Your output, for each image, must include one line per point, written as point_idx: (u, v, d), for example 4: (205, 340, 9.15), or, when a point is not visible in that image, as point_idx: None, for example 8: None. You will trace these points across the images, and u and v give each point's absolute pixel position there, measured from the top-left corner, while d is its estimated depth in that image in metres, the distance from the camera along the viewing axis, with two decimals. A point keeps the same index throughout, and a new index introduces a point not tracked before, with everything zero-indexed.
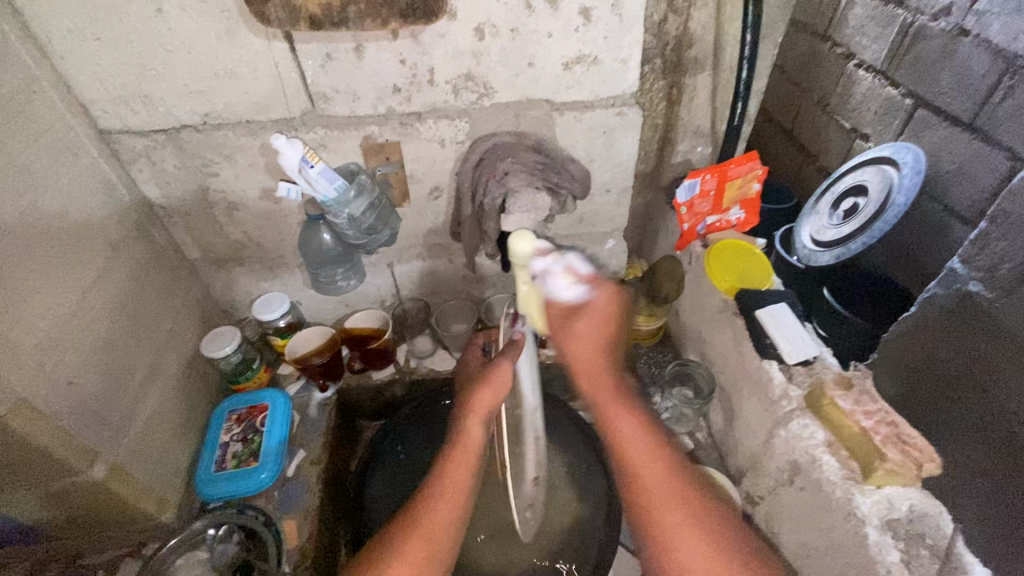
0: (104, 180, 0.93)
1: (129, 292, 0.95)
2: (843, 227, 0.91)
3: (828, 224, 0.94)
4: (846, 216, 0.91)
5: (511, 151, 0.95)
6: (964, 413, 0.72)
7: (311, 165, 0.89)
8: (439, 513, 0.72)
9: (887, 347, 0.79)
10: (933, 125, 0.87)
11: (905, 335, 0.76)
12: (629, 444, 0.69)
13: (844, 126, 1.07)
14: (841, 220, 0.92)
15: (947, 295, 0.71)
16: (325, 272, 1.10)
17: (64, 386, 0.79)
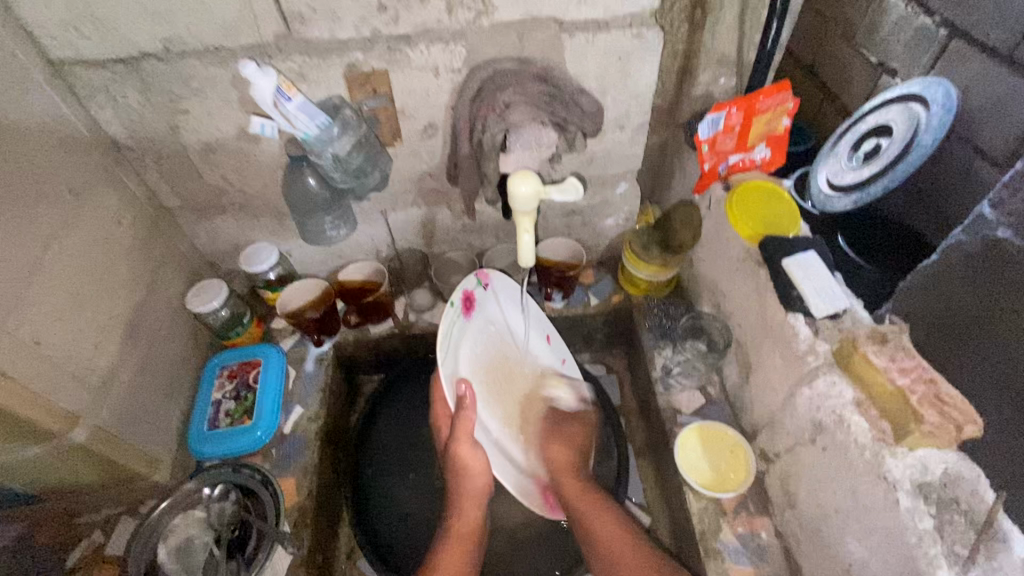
0: (59, 118, 0.83)
1: (100, 244, 0.88)
2: (862, 171, 0.86)
3: (848, 167, 0.88)
4: (869, 158, 0.85)
5: (515, 79, 0.84)
6: (973, 343, 0.72)
7: (289, 98, 0.80)
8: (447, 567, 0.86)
9: (905, 294, 0.77)
10: (972, 57, 0.87)
11: (923, 282, 0.75)
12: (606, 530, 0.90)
13: (870, 61, 1.06)
14: (863, 161, 0.86)
15: (971, 243, 0.70)
16: (314, 221, 1.01)
17: (29, 347, 0.73)
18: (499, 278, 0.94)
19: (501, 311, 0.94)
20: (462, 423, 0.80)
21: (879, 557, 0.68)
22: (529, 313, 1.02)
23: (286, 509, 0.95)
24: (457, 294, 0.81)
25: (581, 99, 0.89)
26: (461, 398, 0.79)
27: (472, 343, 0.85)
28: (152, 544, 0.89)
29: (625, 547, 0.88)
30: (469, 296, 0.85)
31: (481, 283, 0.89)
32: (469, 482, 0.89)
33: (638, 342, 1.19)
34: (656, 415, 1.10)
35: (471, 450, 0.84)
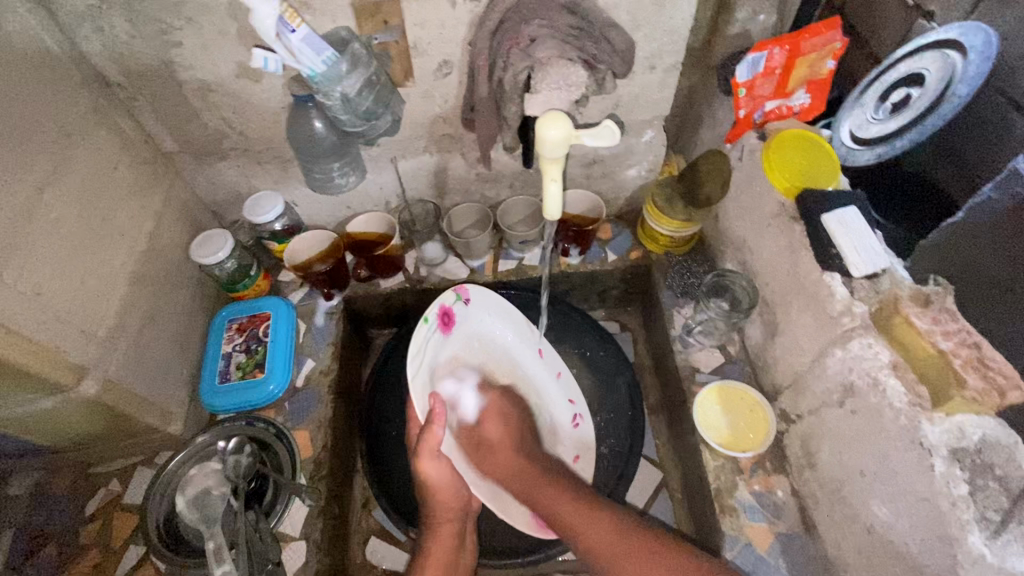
0: (41, 50, 0.76)
1: (96, 190, 0.83)
2: (889, 122, 0.83)
3: (873, 119, 0.85)
4: (895, 109, 0.82)
5: (540, 9, 0.76)
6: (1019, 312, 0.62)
7: (292, 29, 0.71)
8: (434, 552, 0.82)
9: (928, 253, 0.73)
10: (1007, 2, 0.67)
11: (949, 238, 0.70)
12: (591, 532, 0.71)
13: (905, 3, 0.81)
14: (889, 113, 0.83)
15: (1001, 200, 0.63)
16: (320, 167, 0.96)
17: (30, 298, 0.69)
18: (483, 292, 0.92)
19: (483, 323, 0.93)
20: (429, 439, 0.77)
21: (905, 519, 0.68)
22: (517, 323, 0.98)
23: (300, 462, 0.95)
24: (433, 309, 0.81)
25: (611, 34, 0.81)
26: (432, 411, 0.77)
27: (454, 353, 0.87)
28: (171, 493, 0.91)
29: (616, 539, 0.70)
30: (447, 311, 0.85)
31: (460, 297, 0.89)
32: (443, 502, 0.82)
33: (656, 300, 1.16)
34: (672, 373, 1.08)
35: (438, 466, 0.79)
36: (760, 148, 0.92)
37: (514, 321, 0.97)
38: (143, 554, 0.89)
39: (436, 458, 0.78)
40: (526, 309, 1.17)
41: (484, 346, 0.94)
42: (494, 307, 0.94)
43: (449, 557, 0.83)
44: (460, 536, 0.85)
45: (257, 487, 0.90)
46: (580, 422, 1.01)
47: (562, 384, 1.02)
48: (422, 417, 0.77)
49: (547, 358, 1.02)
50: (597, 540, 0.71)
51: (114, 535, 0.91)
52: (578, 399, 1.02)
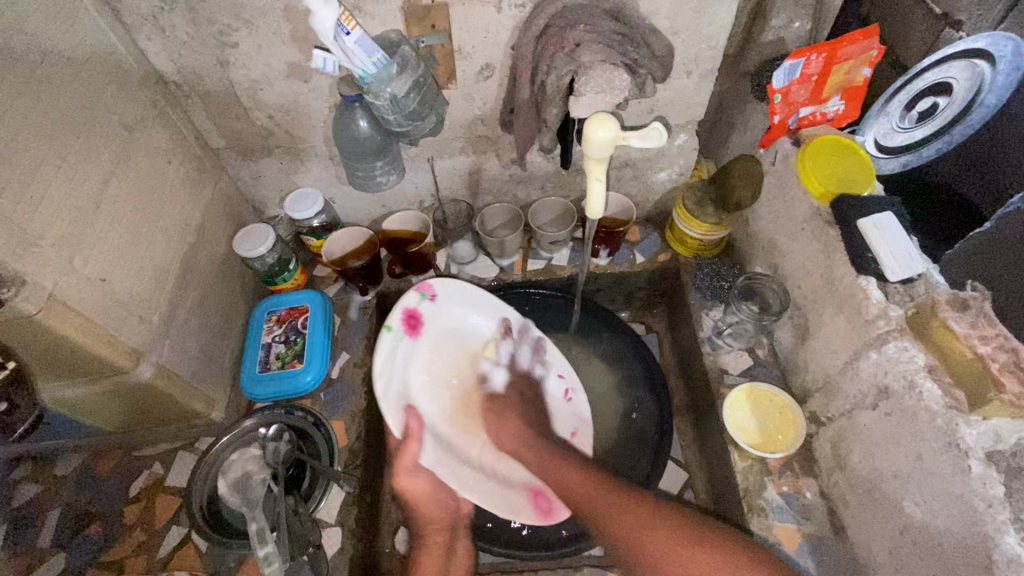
0: (108, 49, 0.80)
1: (152, 183, 0.87)
2: (915, 131, 0.84)
3: (898, 128, 0.87)
4: (921, 118, 0.83)
5: (584, 15, 0.79)
6: None
7: (347, 31, 0.74)
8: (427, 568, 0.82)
9: (954, 263, 0.73)
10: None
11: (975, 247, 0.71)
12: (650, 534, 0.72)
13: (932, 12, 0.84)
14: (914, 122, 0.84)
15: None
16: (363, 166, 0.98)
17: (95, 283, 0.73)
18: (448, 283, 0.95)
19: (455, 316, 0.97)
20: (404, 454, 0.83)
21: (939, 521, 0.68)
22: (485, 308, 0.97)
23: (336, 449, 0.98)
24: (393, 317, 0.88)
25: (652, 39, 0.83)
26: (409, 429, 0.84)
27: (427, 355, 0.93)
28: (212, 478, 0.94)
29: (676, 543, 0.70)
30: (412, 313, 0.91)
31: (426, 295, 0.93)
32: (426, 513, 0.85)
33: (684, 302, 1.17)
34: (699, 374, 1.10)
35: (412, 479, 0.83)
36: (795, 153, 0.93)
37: (489, 303, 0.98)
38: (185, 534, 0.92)
39: (412, 473, 0.82)
40: (556, 308, 1.19)
41: (462, 343, 0.97)
42: (463, 298, 0.97)
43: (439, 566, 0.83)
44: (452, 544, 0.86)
45: (295, 473, 0.94)
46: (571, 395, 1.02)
47: (552, 361, 1.03)
48: (398, 432, 0.84)
49: (529, 335, 1.01)
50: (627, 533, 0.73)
51: (157, 516, 0.94)
52: (569, 373, 1.03)
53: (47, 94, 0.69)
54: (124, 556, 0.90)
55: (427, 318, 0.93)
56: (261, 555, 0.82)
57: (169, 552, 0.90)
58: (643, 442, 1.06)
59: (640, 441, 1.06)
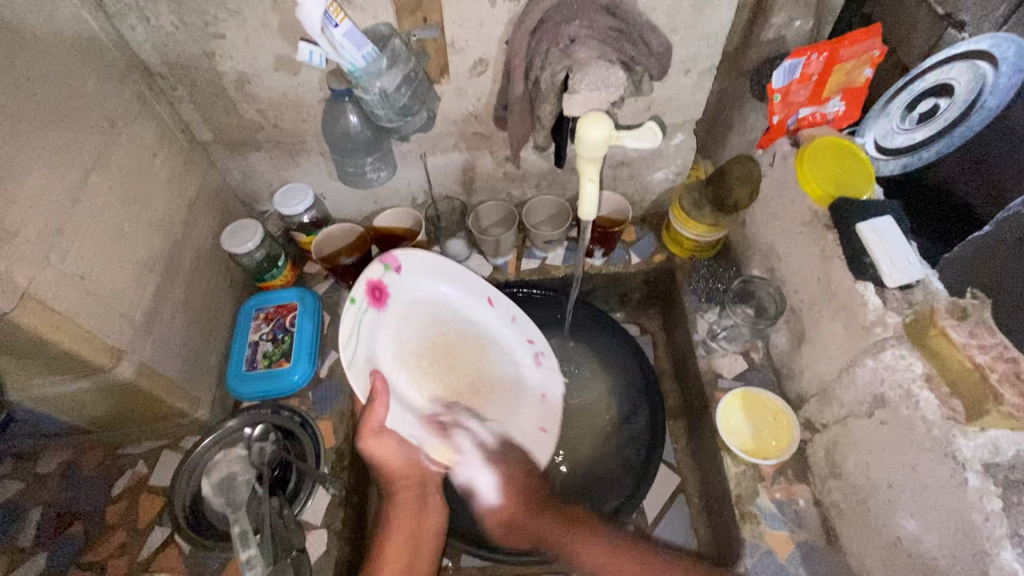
0: (90, 38, 0.78)
1: (136, 177, 0.84)
2: (915, 133, 0.83)
3: (898, 129, 0.86)
4: (922, 120, 0.82)
5: (581, 10, 0.76)
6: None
7: (335, 24, 0.72)
8: (397, 521, 0.81)
9: (951, 267, 0.73)
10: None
11: (973, 251, 0.71)
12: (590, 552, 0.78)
13: (935, 13, 0.82)
14: (915, 124, 0.83)
15: None
16: (353, 159, 0.96)
17: (74, 281, 0.71)
18: (412, 255, 0.86)
19: (422, 289, 0.88)
20: (371, 416, 0.74)
21: (935, 533, 0.67)
22: (459, 276, 0.91)
23: (324, 450, 0.97)
24: (358, 288, 0.76)
25: (649, 36, 0.82)
26: (375, 389, 0.74)
27: (393, 327, 0.83)
28: (197, 477, 0.93)
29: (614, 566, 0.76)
30: (376, 284, 0.80)
31: (389, 267, 0.82)
32: (394, 475, 0.81)
33: (679, 303, 1.15)
34: (693, 377, 1.08)
35: (382, 443, 0.76)
36: (794, 154, 0.92)
37: (455, 272, 0.90)
38: (168, 535, 0.90)
39: (381, 437, 0.75)
40: (549, 308, 1.17)
41: (428, 312, 0.88)
42: (428, 269, 0.88)
43: (412, 524, 0.82)
44: (421, 504, 0.84)
45: (280, 475, 0.92)
46: (541, 360, 0.96)
47: (518, 328, 0.95)
48: (364, 396, 0.74)
49: (499, 304, 0.94)
50: (607, 565, 0.76)
51: (140, 516, 0.92)
52: (538, 337, 0.97)
53: (24, 84, 0.67)
54: (106, 555, 0.88)
55: (390, 285, 0.83)
56: (243, 559, 0.80)
57: (152, 552, 0.88)
58: (635, 445, 1.04)
59: (632, 444, 1.05)
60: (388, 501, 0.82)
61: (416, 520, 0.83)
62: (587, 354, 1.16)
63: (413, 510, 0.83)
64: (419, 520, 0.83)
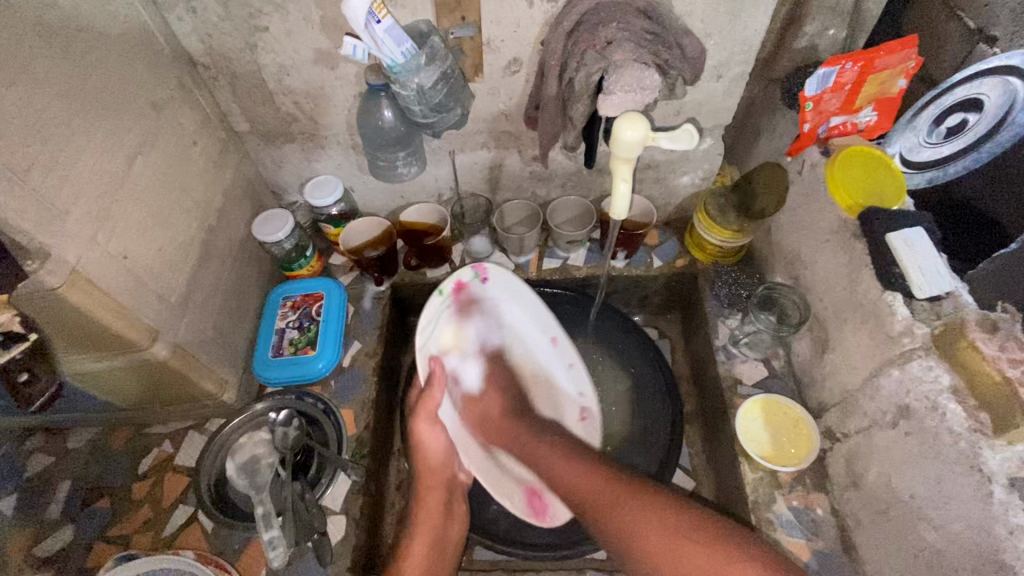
0: (139, 26, 0.80)
1: (177, 163, 0.87)
2: (941, 148, 0.83)
3: (925, 143, 0.86)
4: (949, 134, 0.82)
5: (618, 13, 0.78)
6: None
7: (378, 20, 0.73)
8: (422, 521, 0.85)
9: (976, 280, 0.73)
10: None
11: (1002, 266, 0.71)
12: (650, 530, 0.65)
13: (966, 26, 0.81)
14: (942, 138, 0.83)
15: None
16: (384, 155, 0.98)
17: (118, 260, 0.74)
18: (504, 272, 0.90)
19: (500, 303, 0.91)
20: (426, 400, 0.86)
21: (957, 546, 0.66)
22: (530, 303, 0.92)
23: (345, 438, 0.98)
24: (444, 285, 0.85)
25: (684, 41, 0.83)
26: (431, 374, 0.86)
27: (463, 330, 0.91)
28: (220, 459, 0.96)
29: (670, 535, 0.64)
30: (462, 286, 0.88)
31: (478, 275, 0.88)
32: (427, 464, 0.88)
33: (700, 308, 1.16)
34: (712, 382, 1.08)
35: (431, 429, 0.87)
36: (824, 163, 0.91)
37: (531, 303, 0.92)
38: (192, 513, 0.92)
39: (432, 423, 0.86)
40: (570, 308, 1.18)
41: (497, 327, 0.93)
42: (509, 290, 0.90)
43: (437, 523, 0.87)
44: (446, 506, 0.88)
45: (303, 460, 0.94)
46: (586, 418, 0.95)
47: (572, 375, 0.94)
48: (422, 378, 0.86)
49: (561, 346, 0.95)
50: (657, 540, 0.64)
51: (164, 494, 0.94)
52: (590, 395, 0.94)
53: (79, 69, 0.69)
54: (131, 531, 0.90)
55: (470, 295, 0.89)
56: (266, 539, 0.84)
57: (176, 529, 0.91)
58: (652, 447, 1.05)
59: (647, 446, 1.05)
60: (415, 500, 0.87)
61: (439, 522, 0.87)
62: (606, 354, 1.17)
63: (439, 511, 0.87)
64: (442, 532, 0.87)
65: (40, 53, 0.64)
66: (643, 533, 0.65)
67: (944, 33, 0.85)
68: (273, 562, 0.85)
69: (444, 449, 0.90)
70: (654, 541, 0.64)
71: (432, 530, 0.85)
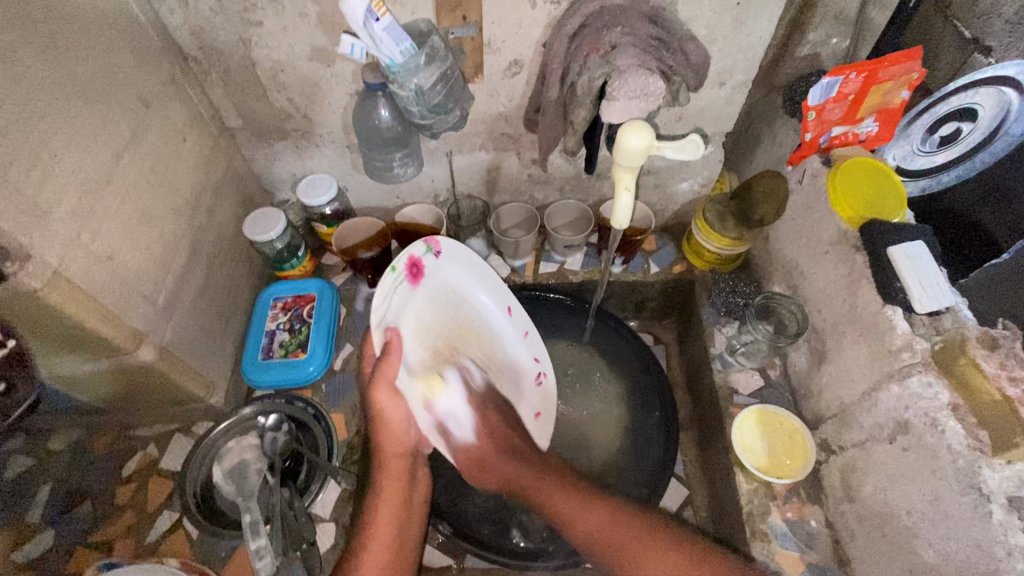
0: (128, 17, 0.78)
1: (166, 160, 0.85)
2: (935, 156, 0.85)
3: (920, 152, 0.87)
4: (943, 144, 0.83)
5: (622, 17, 0.76)
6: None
7: (377, 18, 0.71)
8: (387, 490, 0.74)
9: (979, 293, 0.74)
10: None
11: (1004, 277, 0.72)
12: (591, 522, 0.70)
13: (960, 35, 0.80)
14: (935, 148, 0.84)
15: None
16: (381, 154, 0.96)
17: (103, 262, 0.71)
18: (453, 243, 0.87)
19: (451, 279, 0.86)
20: (382, 373, 0.68)
21: (954, 566, 0.66)
22: (486, 274, 0.91)
23: (335, 443, 0.96)
24: (399, 259, 0.75)
25: (689, 46, 0.82)
26: (388, 343, 0.70)
27: (420, 307, 0.79)
28: (207, 464, 0.94)
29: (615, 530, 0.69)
30: (415, 262, 0.79)
31: (432, 248, 0.82)
32: (391, 434, 0.74)
33: (697, 315, 1.15)
34: (708, 391, 1.08)
35: (393, 400, 0.70)
36: (825, 173, 0.91)
37: (482, 270, 0.91)
38: (176, 518, 0.91)
39: (395, 393, 0.69)
40: (565, 314, 1.17)
41: (453, 300, 0.86)
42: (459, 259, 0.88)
43: (400, 502, 0.74)
44: (412, 475, 0.77)
45: (291, 466, 0.93)
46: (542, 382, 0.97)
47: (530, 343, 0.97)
48: (378, 348, 0.69)
49: (516, 316, 0.95)
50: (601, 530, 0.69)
51: (149, 500, 0.93)
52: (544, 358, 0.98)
53: (65, 62, 0.66)
54: (114, 536, 0.89)
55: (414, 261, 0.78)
56: (253, 549, 0.80)
57: (159, 535, 0.89)
58: (647, 457, 1.03)
59: (643, 454, 1.04)
60: (375, 470, 0.75)
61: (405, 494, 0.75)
62: (601, 360, 1.15)
63: (402, 480, 0.75)
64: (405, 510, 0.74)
65: (23, 43, 0.61)
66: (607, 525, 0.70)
67: (938, 37, 0.84)
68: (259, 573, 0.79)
69: (404, 424, 0.74)
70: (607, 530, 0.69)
71: (401, 500, 0.74)
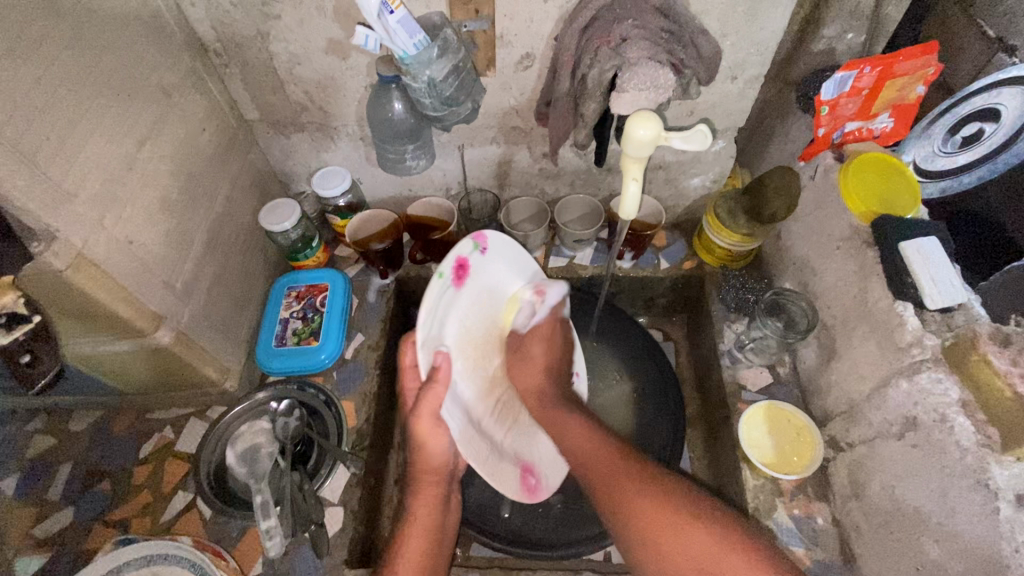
0: (150, 11, 0.80)
1: (187, 150, 0.87)
2: (956, 157, 0.82)
3: (939, 153, 0.85)
4: (965, 144, 0.81)
5: (633, 10, 0.77)
6: None
7: (391, 10, 0.72)
8: (421, 513, 0.78)
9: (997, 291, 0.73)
10: None
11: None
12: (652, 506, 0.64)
13: (985, 34, 0.81)
14: (957, 147, 0.82)
15: None
16: (394, 147, 0.97)
17: (125, 246, 0.74)
18: (501, 239, 0.79)
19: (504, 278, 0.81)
20: (429, 397, 0.70)
21: (960, 562, 0.65)
22: (534, 281, 0.88)
23: (345, 430, 0.98)
24: (445, 262, 0.71)
25: (700, 40, 0.82)
26: (434, 367, 0.68)
27: (465, 312, 0.76)
28: (221, 447, 0.96)
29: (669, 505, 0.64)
30: (463, 262, 0.74)
31: (478, 246, 0.76)
32: (428, 461, 0.78)
33: (706, 312, 1.15)
34: (716, 387, 1.08)
35: (437, 428, 0.74)
36: (837, 169, 0.90)
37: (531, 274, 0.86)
38: (190, 499, 0.92)
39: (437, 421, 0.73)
40: (574, 308, 1.17)
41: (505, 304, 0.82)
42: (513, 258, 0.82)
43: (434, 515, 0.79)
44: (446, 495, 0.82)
45: (302, 450, 0.95)
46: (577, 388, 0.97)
47: (567, 347, 0.96)
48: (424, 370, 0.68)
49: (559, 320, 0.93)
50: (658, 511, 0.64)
51: (164, 480, 0.94)
52: (581, 366, 0.99)
53: (92, 52, 0.69)
54: (130, 515, 0.90)
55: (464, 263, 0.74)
56: (263, 529, 0.85)
57: (174, 515, 0.91)
58: (655, 451, 1.03)
59: (649, 448, 1.04)
60: (412, 491, 0.80)
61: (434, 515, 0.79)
62: (609, 355, 1.15)
63: (436, 505, 0.80)
64: (440, 515, 0.80)
65: (50, 33, 0.63)
66: (630, 492, 0.66)
67: (962, 39, 0.85)
68: (270, 551, 0.85)
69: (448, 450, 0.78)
70: (627, 501, 0.66)
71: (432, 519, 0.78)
